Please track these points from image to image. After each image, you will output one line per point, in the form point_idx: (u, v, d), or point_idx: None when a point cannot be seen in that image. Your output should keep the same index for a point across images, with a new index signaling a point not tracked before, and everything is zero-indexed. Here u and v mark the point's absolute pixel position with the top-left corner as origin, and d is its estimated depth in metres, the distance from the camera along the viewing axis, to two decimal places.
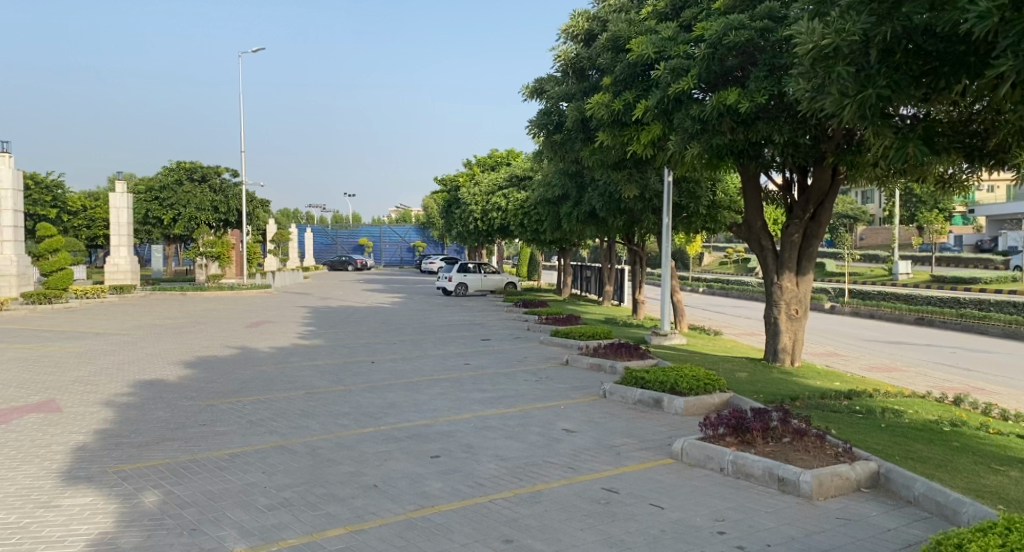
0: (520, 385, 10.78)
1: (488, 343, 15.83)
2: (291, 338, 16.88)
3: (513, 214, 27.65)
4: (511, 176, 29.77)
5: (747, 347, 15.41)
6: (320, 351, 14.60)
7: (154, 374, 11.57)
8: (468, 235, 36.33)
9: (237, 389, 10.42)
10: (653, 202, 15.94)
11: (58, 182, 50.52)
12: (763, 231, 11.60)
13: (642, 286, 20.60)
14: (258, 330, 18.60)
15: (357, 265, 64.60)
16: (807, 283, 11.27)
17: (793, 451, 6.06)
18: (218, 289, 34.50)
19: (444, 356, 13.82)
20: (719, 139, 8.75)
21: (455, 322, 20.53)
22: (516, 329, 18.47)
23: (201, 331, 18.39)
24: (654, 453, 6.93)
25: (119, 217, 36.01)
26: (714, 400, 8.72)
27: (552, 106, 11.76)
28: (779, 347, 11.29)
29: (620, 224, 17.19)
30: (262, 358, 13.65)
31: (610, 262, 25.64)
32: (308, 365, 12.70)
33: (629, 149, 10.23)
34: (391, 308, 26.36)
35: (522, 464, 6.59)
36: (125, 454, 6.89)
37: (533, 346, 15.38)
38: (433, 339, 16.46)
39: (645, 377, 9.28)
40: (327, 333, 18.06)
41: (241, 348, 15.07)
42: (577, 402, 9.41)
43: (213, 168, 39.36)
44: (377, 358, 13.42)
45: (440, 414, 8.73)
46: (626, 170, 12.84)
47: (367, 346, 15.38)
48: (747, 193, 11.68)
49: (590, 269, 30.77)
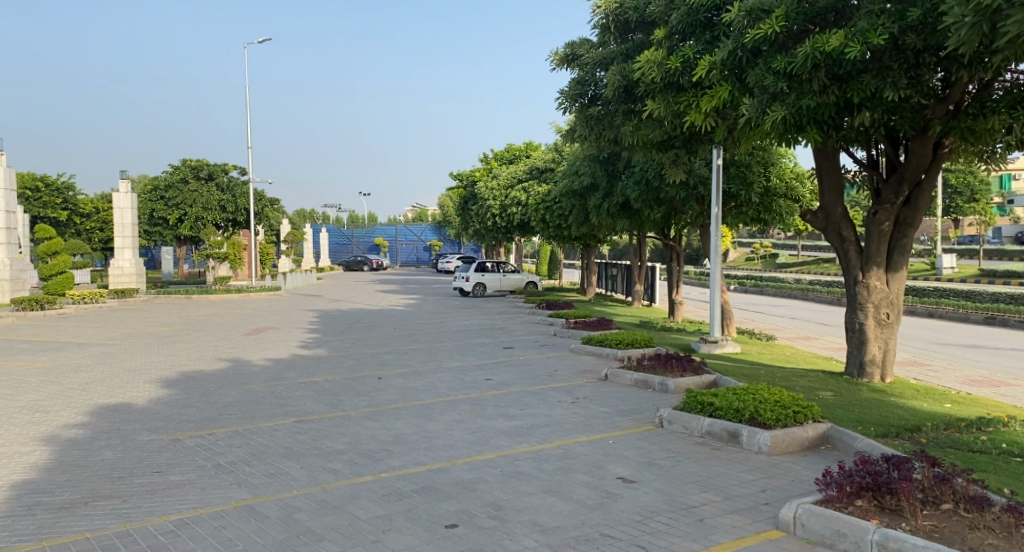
0: (555, 408, 8.90)
1: (512, 352, 13.96)
2: (292, 347, 15.11)
3: (534, 209, 25.77)
4: (531, 168, 27.87)
5: (808, 354, 13.44)
6: (322, 364, 12.82)
7: (122, 396, 9.85)
8: (487, 232, 34.53)
9: (213, 417, 8.64)
10: (699, 188, 14.01)
11: (69, 184, 49.70)
12: (844, 218, 9.67)
13: (679, 286, 18.66)
14: (258, 338, 16.90)
15: (372, 265, 63.14)
16: (899, 281, 9.35)
17: (972, 531, 4.22)
18: (225, 292, 33.00)
19: (461, 370, 11.97)
20: (809, 100, 6.98)
21: (473, 327, 18.66)
22: (543, 335, 16.59)
23: (195, 340, 16.73)
24: (751, 520, 5.05)
25: (124, 218, 34.60)
26: (806, 434, 6.83)
27: (588, 73, 9.98)
28: (866, 359, 9.35)
29: (658, 217, 15.30)
30: (253, 374, 11.88)
31: (640, 260, 23.66)
32: (305, 383, 10.91)
33: (686, 119, 8.48)
34: (405, 311, 24.60)
35: (573, 542, 4.74)
36: (34, 525, 5.12)
37: (564, 356, 13.50)
38: (450, 348, 14.63)
39: (714, 403, 7.41)
40: (332, 341, 16.30)
41: (234, 361, 13.32)
42: (629, 434, 7.56)
43: (220, 166, 37.76)
44: (385, 374, 11.60)
45: (457, 454, 6.89)
46: (674, 150, 11.04)
47: (375, 357, 13.57)
48: (823, 174, 9.75)
49: (617, 267, 28.81)
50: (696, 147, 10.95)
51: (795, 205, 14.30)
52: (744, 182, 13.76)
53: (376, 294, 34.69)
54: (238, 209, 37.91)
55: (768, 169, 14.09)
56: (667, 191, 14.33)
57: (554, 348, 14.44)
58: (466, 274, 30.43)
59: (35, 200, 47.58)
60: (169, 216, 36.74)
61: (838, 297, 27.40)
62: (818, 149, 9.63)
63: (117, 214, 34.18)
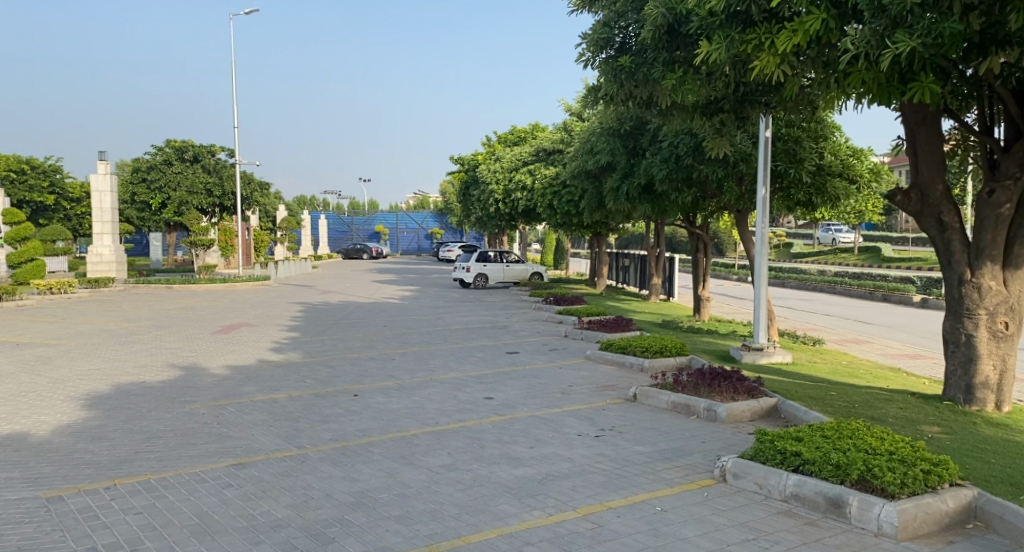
0: (575, 446, 6.81)
1: (517, 359, 11.87)
2: (262, 352, 13.04)
3: (541, 194, 23.64)
4: (538, 150, 25.67)
5: (870, 363, 11.33)
6: (290, 376, 10.72)
7: (24, 422, 7.76)
8: (490, 219, 32.39)
9: (123, 456, 6.54)
10: (740, 166, 11.94)
11: (57, 166, 47.90)
12: (946, 198, 7.49)
13: (706, 280, 16.58)
14: (227, 338, 14.83)
15: (372, 253, 61.14)
16: (1021, 280, 7.21)
17: None
18: (211, 281, 30.96)
19: (456, 384, 9.88)
20: (951, 24, 4.91)
21: (473, 325, 16.61)
22: (553, 336, 14.50)
23: (155, 338, 14.67)
24: None
25: (103, 202, 32.51)
26: (946, 506, 4.71)
27: (617, 10, 7.93)
28: (976, 383, 7.21)
29: (688, 201, 13.21)
30: (203, 389, 9.78)
31: (659, 250, 21.51)
32: (262, 403, 8.83)
33: (753, 65, 6.44)
34: (400, 304, 22.51)
35: None
36: None
37: (579, 364, 11.41)
38: (444, 353, 12.56)
39: (802, 454, 5.33)
40: (311, 342, 14.23)
41: (189, 368, 11.24)
42: (682, 495, 5.47)
43: (206, 147, 35.58)
44: (363, 390, 9.51)
45: (442, 532, 4.81)
46: (721, 117, 8.99)
47: (355, 366, 11.49)
48: (918, 141, 7.57)
49: (629, 257, 26.72)
50: (750, 113, 8.89)
51: (850, 187, 12.20)
52: (792, 159, 11.73)
53: (371, 284, 32.61)
54: (225, 193, 35.68)
55: (820, 144, 12.04)
56: (700, 169, 12.26)
57: (566, 353, 12.36)
58: (467, 264, 28.34)
59: (21, 183, 45.48)
60: (153, 201, 34.68)
61: (869, 290, 25.30)
62: (913, 109, 7.47)
63: (95, 197, 32.07)
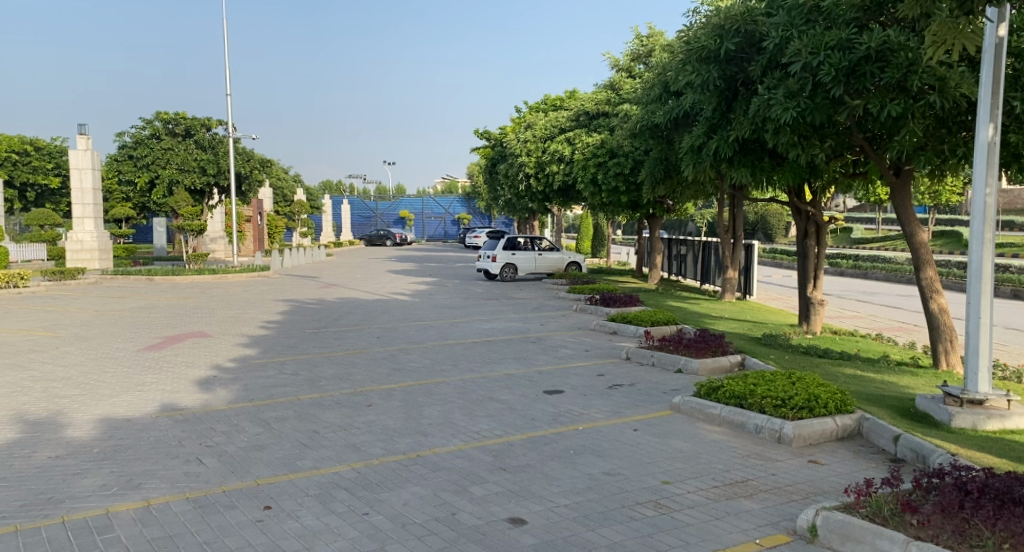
0: None
1: (561, 409, 7.43)
2: (187, 387, 8.77)
3: (582, 164, 19.08)
4: (579, 113, 21.12)
5: None
6: (187, 445, 6.39)
7: None
8: (519, 200, 27.91)
9: None
10: (927, 99, 7.47)
11: (63, 147, 44.57)
12: None
13: (818, 277, 11.96)
14: (156, 359, 10.54)
15: (397, 240, 57.09)
16: None
17: None
18: (200, 271, 26.86)
19: (460, 477, 5.49)
20: None
21: (496, 338, 12.20)
22: (610, 359, 10.06)
23: (51, 359, 10.42)
24: None
25: (83, 181, 28.63)
26: None
27: None
28: None
29: (820, 159, 8.73)
30: (13, 478, 5.50)
31: (735, 234, 16.87)
32: (72, 535, 4.49)
33: None
34: (410, 302, 18.19)
35: None
36: None
37: (664, 420, 7.00)
38: (450, 394, 8.16)
39: None
40: (265, 367, 9.91)
41: (36, 426, 6.94)
42: None
43: (199, 120, 31.44)
44: (284, 497, 5.11)
45: None
46: None
47: (303, 422, 7.12)
48: None
49: (688, 245, 22.11)
50: None
51: None
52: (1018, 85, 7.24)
53: (384, 276, 28.37)
54: (221, 171, 31.60)
55: None
56: (853, 107, 7.84)
57: (637, 396, 7.89)
58: (492, 252, 23.97)
59: (25, 165, 41.84)
60: (140, 180, 30.80)
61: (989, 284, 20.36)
62: None
63: (75, 176, 28.30)
